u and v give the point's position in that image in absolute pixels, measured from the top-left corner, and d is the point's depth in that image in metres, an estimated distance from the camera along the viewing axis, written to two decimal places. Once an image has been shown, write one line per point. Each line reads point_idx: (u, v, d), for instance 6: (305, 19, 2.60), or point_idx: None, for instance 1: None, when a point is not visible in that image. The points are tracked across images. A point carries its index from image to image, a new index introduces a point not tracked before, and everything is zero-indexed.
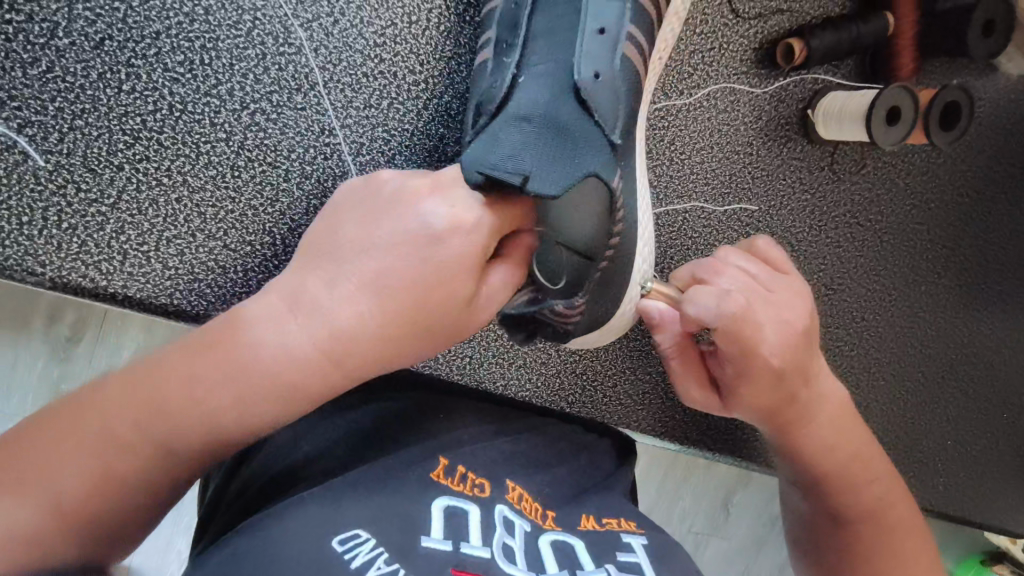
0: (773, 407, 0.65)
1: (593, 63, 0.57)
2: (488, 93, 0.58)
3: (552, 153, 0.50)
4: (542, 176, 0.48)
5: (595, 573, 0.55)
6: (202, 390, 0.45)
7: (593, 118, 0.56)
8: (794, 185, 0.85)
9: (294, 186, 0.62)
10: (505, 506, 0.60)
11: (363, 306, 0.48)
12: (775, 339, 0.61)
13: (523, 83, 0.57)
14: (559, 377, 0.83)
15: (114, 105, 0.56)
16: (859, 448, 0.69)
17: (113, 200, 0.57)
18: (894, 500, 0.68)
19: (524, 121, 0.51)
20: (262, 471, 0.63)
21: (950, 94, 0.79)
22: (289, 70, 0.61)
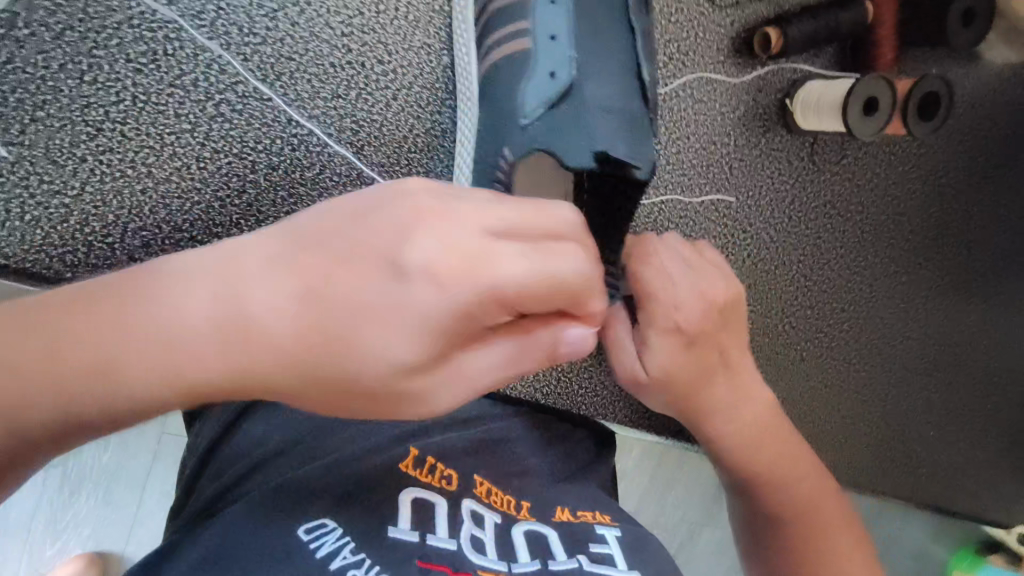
0: (686, 377, 0.66)
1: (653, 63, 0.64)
2: (548, 86, 0.60)
3: (638, 138, 0.59)
4: (647, 160, 0.57)
5: (565, 564, 0.56)
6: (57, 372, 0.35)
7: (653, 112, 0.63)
8: (772, 176, 0.85)
9: (262, 177, 0.62)
10: (473, 500, 0.60)
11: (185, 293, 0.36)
12: (691, 301, 0.65)
13: (580, 79, 0.60)
14: (534, 369, 0.83)
15: (77, 96, 0.55)
16: (781, 438, 0.70)
17: (76, 191, 0.56)
18: (817, 500, 0.68)
19: (608, 113, 0.59)
20: (233, 462, 0.62)
21: (930, 84, 0.78)
22: (254, 60, 0.60)
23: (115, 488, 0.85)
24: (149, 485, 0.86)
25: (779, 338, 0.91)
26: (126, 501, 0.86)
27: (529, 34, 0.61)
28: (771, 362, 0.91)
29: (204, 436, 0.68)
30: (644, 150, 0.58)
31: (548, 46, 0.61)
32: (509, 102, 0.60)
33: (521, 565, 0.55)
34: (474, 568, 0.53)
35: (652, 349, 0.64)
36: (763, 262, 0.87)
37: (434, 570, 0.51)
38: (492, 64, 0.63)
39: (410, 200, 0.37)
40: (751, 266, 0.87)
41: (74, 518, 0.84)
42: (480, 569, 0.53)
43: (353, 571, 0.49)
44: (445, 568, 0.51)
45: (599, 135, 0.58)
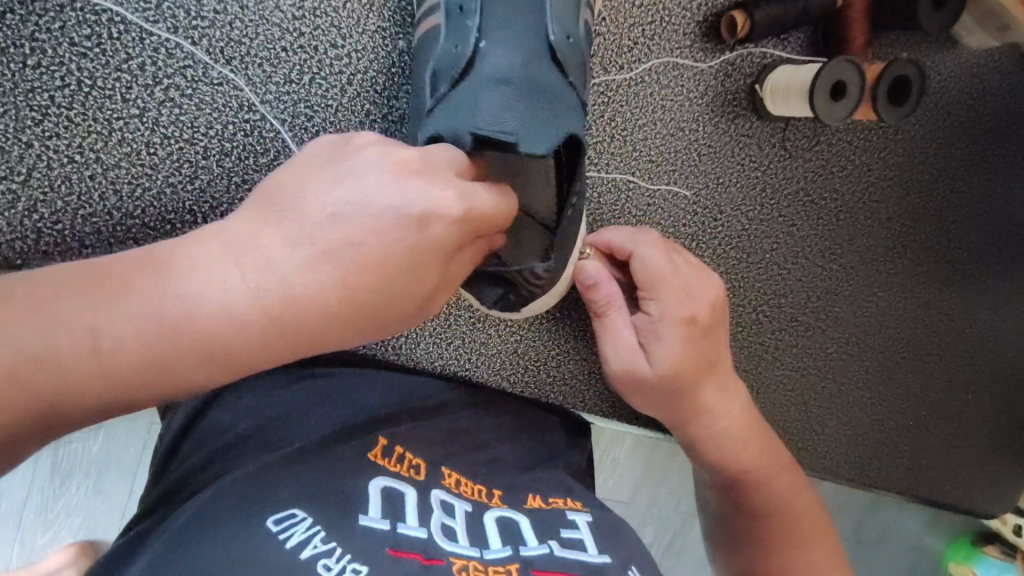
0: (692, 373, 0.65)
1: (564, 27, 0.60)
2: (452, 59, 0.58)
3: (533, 112, 0.53)
4: (532, 137, 0.52)
5: (537, 549, 0.55)
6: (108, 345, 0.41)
7: (568, 81, 0.59)
8: (744, 163, 0.84)
9: (214, 162, 0.61)
10: (443, 491, 0.59)
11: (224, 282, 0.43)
12: (699, 294, 0.66)
13: (485, 49, 0.57)
14: (502, 358, 0.83)
15: (19, 81, 0.55)
16: (769, 437, 0.71)
17: (24, 177, 0.56)
18: (801, 493, 0.68)
19: (503, 85, 0.55)
20: (199, 450, 0.62)
21: (901, 67, 0.77)
22: (203, 44, 0.59)
23: (104, 476, 0.86)
24: (138, 471, 0.86)
25: (753, 327, 0.90)
26: (116, 488, 0.86)
27: (441, 10, 0.60)
28: (744, 352, 0.91)
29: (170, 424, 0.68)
30: (534, 130, 0.52)
31: (458, 18, 0.59)
32: (422, 80, 0.60)
33: (495, 551, 0.54)
34: (446, 555, 0.52)
35: (663, 343, 0.65)
36: (735, 250, 0.86)
37: (405, 557, 0.50)
38: (419, 43, 0.63)
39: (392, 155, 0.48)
40: (722, 254, 0.86)
41: (65, 507, 0.85)
42: (452, 556, 0.52)
43: (323, 561, 0.47)
44: (417, 556, 0.51)
45: (483, 112, 0.53)
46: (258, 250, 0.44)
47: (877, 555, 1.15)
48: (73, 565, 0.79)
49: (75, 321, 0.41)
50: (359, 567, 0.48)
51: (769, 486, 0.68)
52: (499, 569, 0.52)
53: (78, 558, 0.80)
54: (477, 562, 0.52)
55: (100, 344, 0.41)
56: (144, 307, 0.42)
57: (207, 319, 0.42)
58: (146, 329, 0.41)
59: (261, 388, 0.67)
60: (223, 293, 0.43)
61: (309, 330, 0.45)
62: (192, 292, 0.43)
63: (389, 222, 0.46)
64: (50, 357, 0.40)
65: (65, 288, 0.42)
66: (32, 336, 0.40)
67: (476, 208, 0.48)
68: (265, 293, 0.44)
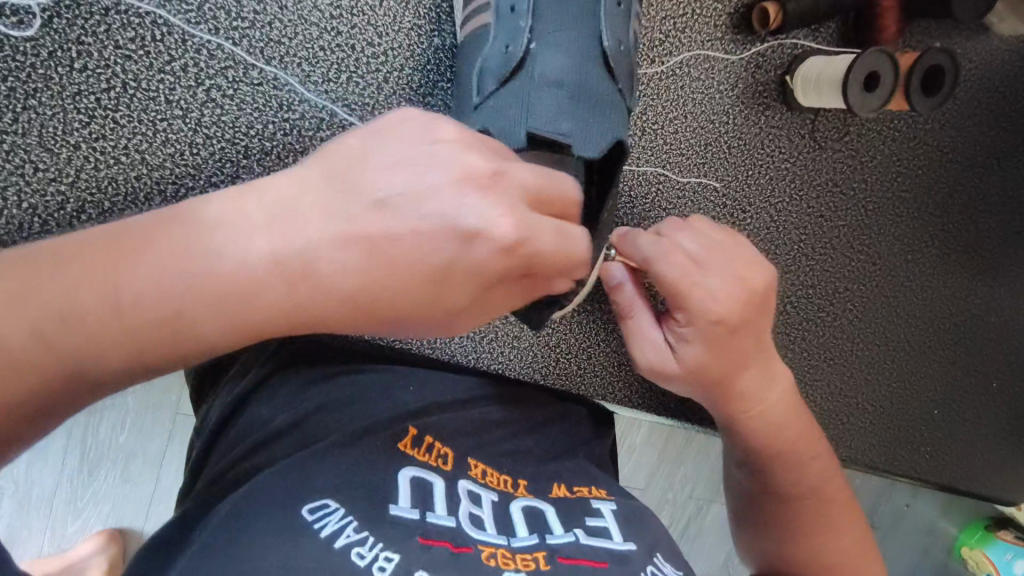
0: (723, 373, 0.65)
1: (616, 34, 0.62)
2: (503, 59, 0.60)
3: (584, 116, 0.59)
4: (582, 140, 0.58)
5: (563, 538, 0.56)
6: (132, 297, 0.40)
7: (617, 86, 0.62)
8: (773, 154, 0.84)
9: (254, 162, 0.61)
10: (469, 480, 0.60)
11: (263, 251, 0.43)
12: (727, 296, 0.62)
13: (537, 52, 0.60)
14: (533, 351, 0.84)
15: (67, 84, 0.56)
16: (806, 425, 0.70)
17: (73, 178, 0.57)
18: (828, 482, 0.68)
19: (557, 88, 0.59)
20: (238, 443, 0.63)
21: (934, 57, 0.76)
22: (243, 45, 0.60)
23: (132, 466, 0.87)
24: (165, 462, 0.88)
25: (778, 318, 0.91)
26: (144, 478, 0.88)
27: (492, 9, 0.61)
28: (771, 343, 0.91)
29: (212, 415, 0.69)
30: (586, 133, 0.58)
31: (509, 19, 0.60)
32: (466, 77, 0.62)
33: (522, 539, 0.55)
34: (474, 543, 0.53)
35: (690, 345, 0.64)
36: (763, 242, 0.86)
37: (435, 546, 0.51)
38: (464, 40, 0.64)
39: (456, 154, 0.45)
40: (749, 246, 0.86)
41: (94, 495, 0.87)
42: (480, 544, 0.53)
43: (356, 550, 0.49)
44: (447, 544, 0.52)
45: (539, 110, 0.58)
46: (300, 222, 0.43)
47: (891, 542, 1.17)
48: (103, 550, 0.84)
49: (94, 276, 0.40)
50: (391, 556, 0.49)
51: (793, 476, 0.67)
52: (526, 559, 0.53)
53: (108, 546, 0.85)
54: (505, 550, 0.54)
55: (118, 293, 0.40)
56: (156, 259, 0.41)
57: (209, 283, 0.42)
58: (172, 285, 0.41)
59: (298, 380, 0.68)
60: (250, 261, 0.42)
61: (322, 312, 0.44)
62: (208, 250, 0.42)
63: (431, 224, 0.44)
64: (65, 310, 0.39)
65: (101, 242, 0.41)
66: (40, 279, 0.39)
67: (501, 235, 0.44)
68: (281, 270, 0.43)
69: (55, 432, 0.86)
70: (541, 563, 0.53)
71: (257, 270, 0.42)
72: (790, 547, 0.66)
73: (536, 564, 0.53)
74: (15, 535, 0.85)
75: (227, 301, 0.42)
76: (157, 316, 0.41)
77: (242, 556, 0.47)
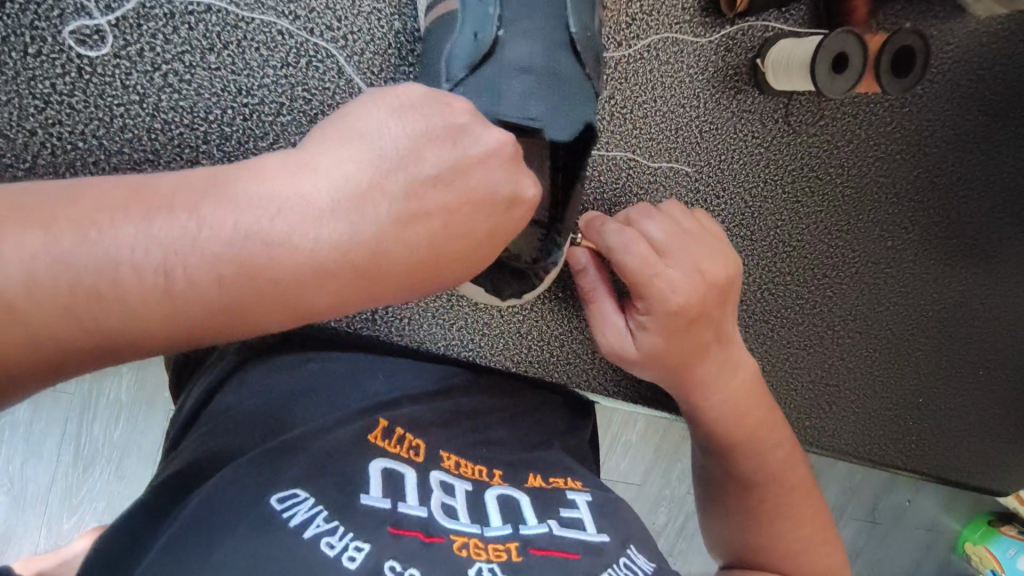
0: (684, 357, 0.66)
1: (583, 20, 0.62)
2: (472, 47, 0.59)
3: (555, 101, 0.58)
4: (554, 123, 0.58)
5: (536, 528, 0.56)
6: (204, 268, 0.37)
7: (587, 71, 0.62)
8: (746, 138, 0.83)
9: (214, 147, 0.61)
10: (442, 471, 0.60)
11: (325, 234, 0.40)
12: (686, 286, 0.64)
13: (505, 39, 0.59)
14: (504, 338, 0.83)
15: (21, 69, 0.56)
16: (771, 414, 0.70)
17: (30, 164, 0.57)
18: (796, 465, 0.69)
19: (527, 75, 0.58)
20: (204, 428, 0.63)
21: (902, 39, 0.75)
22: (199, 29, 0.60)
23: (127, 462, 0.88)
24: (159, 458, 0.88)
25: (757, 305, 0.90)
26: (138, 474, 0.88)
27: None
28: (748, 331, 0.90)
29: (184, 401, 0.69)
30: (558, 117, 0.58)
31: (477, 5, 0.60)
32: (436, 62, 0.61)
33: (495, 528, 0.56)
34: (447, 532, 0.53)
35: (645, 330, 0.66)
36: (739, 227, 0.86)
37: (406, 536, 0.52)
38: (429, 26, 0.63)
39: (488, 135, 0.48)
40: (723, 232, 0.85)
41: (89, 492, 0.87)
42: (452, 533, 0.54)
43: (326, 539, 0.49)
44: (418, 534, 0.52)
45: (509, 100, 0.58)
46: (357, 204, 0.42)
47: (885, 534, 1.17)
48: None
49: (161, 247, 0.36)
50: (361, 545, 0.49)
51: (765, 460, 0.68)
52: (498, 549, 0.53)
53: None
54: (478, 539, 0.54)
55: (179, 273, 0.36)
56: (230, 231, 0.38)
57: (292, 266, 0.39)
58: (240, 266, 0.38)
59: (263, 369, 0.67)
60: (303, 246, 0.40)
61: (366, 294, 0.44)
62: (280, 233, 0.39)
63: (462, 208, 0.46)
64: (118, 284, 0.35)
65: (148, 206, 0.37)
66: (87, 257, 0.34)
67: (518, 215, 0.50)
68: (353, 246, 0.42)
69: (51, 429, 0.85)
70: (513, 554, 0.53)
71: (322, 261, 0.41)
72: (755, 535, 0.66)
73: (507, 556, 0.53)
74: (11, 533, 0.85)
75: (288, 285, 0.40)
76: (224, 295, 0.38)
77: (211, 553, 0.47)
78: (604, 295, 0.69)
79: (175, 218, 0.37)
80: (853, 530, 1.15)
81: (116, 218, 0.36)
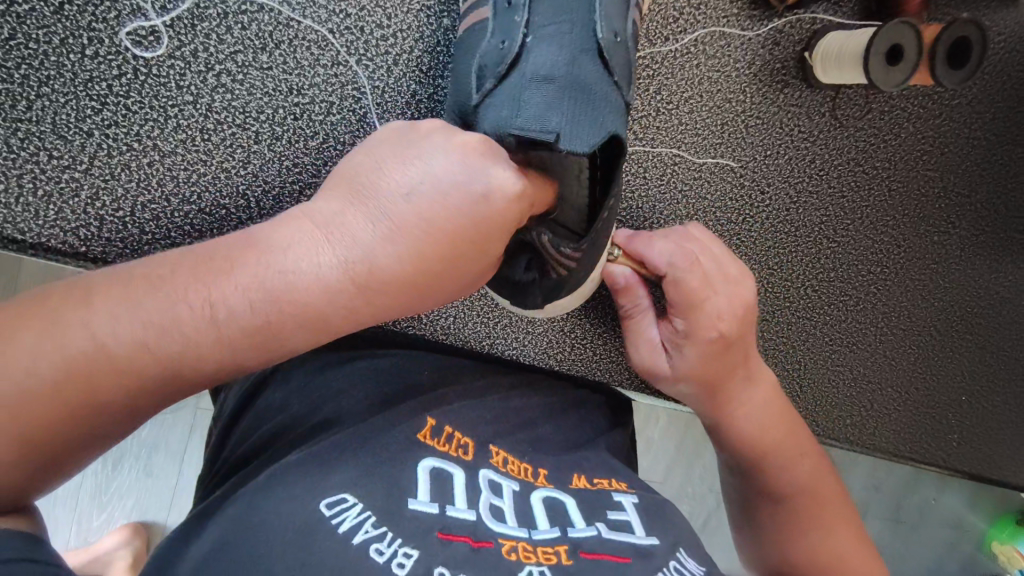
0: (720, 376, 0.67)
1: (613, 25, 0.58)
2: (499, 55, 0.57)
3: (578, 110, 0.52)
4: (569, 134, 0.51)
5: (585, 531, 0.54)
6: (225, 313, 0.42)
7: (614, 78, 0.56)
8: (792, 133, 0.82)
9: (265, 147, 0.62)
10: (491, 470, 0.58)
11: (325, 266, 0.44)
12: (729, 312, 0.66)
13: (532, 45, 0.56)
14: (547, 336, 0.83)
15: (78, 71, 0.57)
16: (797, 429, 0.69)
17: (85, 166, 0.58)
18: (827, 480, 0.68)
19: (548, 83, 0.53)
20: (254, 429, 0.62)
21: (961, 28, 0.72)
22: (252, 29, 0.60)
23: (155, 459, 0.87)
24: (187, 454, 0.88)
25: (798, 303, 0.89)
26: (166, 471, 0.88)
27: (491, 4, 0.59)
28: (789, 328, 0.89)
29: (231, 395, 0.69)
30: (574, 128, 0.51)
31: (506, 14, 0.58)
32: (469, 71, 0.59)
33: (543, 531, 0.53)
34: (495, 537, 0.51)
35: (684, 352, 0.67)
36: (783, 223, 0.85)
37: (455, 541, 0.50)
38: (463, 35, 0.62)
39: (461, 144, 0.49)
40: (767, 228, 0.84)
41: (119, 488, 0.87)
42: (500, 537, 0.51)
43: (376, 546, 0.47)
44: (466, 539, 0.50)
45: (527, 110, 0.52)
46: (345, 229, 0.46)
47: (920, 535, 1.15)
48: (129, 543, 0.84)
49: (192, 296, 0.42)
50: (410, 551, 0.48)
51: (795, 473, 0.66)
52: (547, 552, 0.51)
53: (132, 540, 0.85)
54: (525, 543, 0.52)
55: (209, 315, 0.42)
56: (250, 279, 0.43)
57: (305, 292, 0.44)
58: (257, 301, 0.43)
59: (308, 368, 0.66)
60: (309, 275, 0.44)
61: (378, 306, 0.47)
62: (286, 271, 0.44)
63: (459, 220, 0.48)
64: (169, 324, 0.41)
65: (173, 270, 0.43)
66: (140, 309, 0.41)
67: (517, 216, 0.51)
68: (353, 268, 0.45)
69: None
70: (563, 557, 0.51)
71: (327, 290, 0.44)
72: (789, 550, 0.64)
73: (557, 558, 0.51)
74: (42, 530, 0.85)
75: (301, 314, 0.44)
76: (249, 331, 0.43)
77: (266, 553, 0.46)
78: (648, 308, 0.69)
79: (209, 270, 0.43)
80: (879, 530, 1.13)
81: (170, 277, 0.43)
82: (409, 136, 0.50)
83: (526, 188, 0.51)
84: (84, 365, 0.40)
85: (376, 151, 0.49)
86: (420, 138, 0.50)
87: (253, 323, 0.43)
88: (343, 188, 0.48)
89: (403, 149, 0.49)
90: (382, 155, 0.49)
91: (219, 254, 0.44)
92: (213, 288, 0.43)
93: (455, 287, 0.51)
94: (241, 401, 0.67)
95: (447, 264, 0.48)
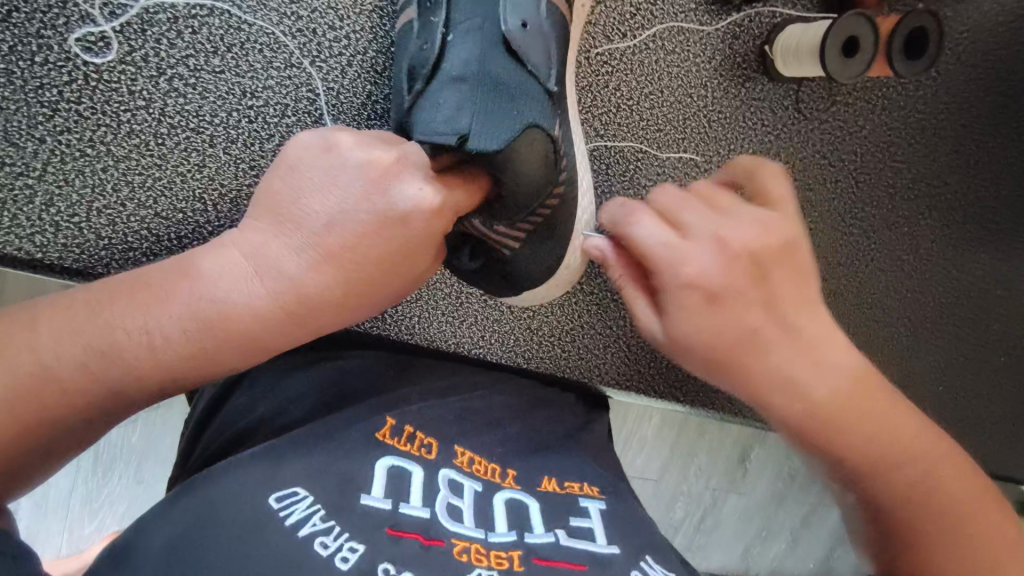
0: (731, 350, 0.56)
1: (520, 15, 0.58)
2: (421, 56, 0.58)
3: (484, 110, 0.53)
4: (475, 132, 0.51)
5: (541, 539, 0.53)
6: (161, 340, 0.47)
7: (526, 67, 0.57)
8: (756, 127, 0.82)
9: (220, 151, 0.62)
10: (452, 470, 0.57)
11: (254, 294, 0.50)
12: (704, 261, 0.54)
13: (452, 44, 0.57)
14: (514, 334, 0.83)
15: (29, 78, 0.57)
16: (902, 429, 0.56)
17: (39, 172, 0.58)
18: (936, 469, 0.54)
19: (459, 82, 0.54)
20: (220, 434, 0.60)
21: (918, 18, 0.73)
22: (203, 33, 0.61)
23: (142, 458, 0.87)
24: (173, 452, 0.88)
25: None
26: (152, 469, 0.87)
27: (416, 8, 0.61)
28: None
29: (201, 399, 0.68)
30: (480, 126, 0.52)
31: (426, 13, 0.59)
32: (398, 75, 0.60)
33: (498, 535, 0.53)
34: (448, 535, 0.51)
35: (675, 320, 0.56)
36: None
37: (405, 538, 0.49)
38: (398, 37, 0.63)
39: (368, 163, 0.51)
40: None
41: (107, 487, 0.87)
42: (454, 537, 0.51)
43: (321, 539, 0.46)
44: (417, 537, 0.50)
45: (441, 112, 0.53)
46: (271, 258, 0.51)
47: None
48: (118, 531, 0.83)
49: (127, 326, 0.47)
50: (356, 546, 0.47)
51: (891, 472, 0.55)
52: (500, 556, 0.51)
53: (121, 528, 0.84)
54: (480, 544, 0.51)
55: (146, 343, 0.47)
56: (181, 309, 0.48)
57: (237, 316, 0.49)
58: (190, 327, 0.48)
59: (275, 371, 0.66)
60: (239, 302, 0.49)
61: (316, 317, 0.53)
62: (218, 300, 0.49)
63: (378, 241, 0.52)
64: (112, 352, 0.46)
65: (113, 298, 0.48)
66: (90, 336, 0.46)
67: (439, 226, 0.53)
68: (280, 293, 0.51)
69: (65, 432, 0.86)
70: (514, 563, 0.50)
71: (261, 315, 0.50)
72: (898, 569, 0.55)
73: (508, 564, 0.50)
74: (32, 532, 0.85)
75: (238, 336, 0.50)
76: (188, 355, 0.48)
77: (211, 549, 0.45)
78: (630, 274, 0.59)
79: (145, 301, 0.48)
80: None
81: (109, 310, 0.47)
82: (319, 152, 0.53)
83: (447, 199, 0.52)
84: (21, 392, 0.43)
85: (294, 166, 0.53)
86: (331, 155, 0.52)
87: (187, 349, 0.48)
88: (268, 218, 0.52)
89: (314, 168, 0.52)
90: (299, 174, 0.53)
91: (155, 282, 0.49)
92: (147, 320, 0.47)
93: (390, 295, 0.57)
94: (212, 404, 0.65)
95: (374, 278, 0.53)
